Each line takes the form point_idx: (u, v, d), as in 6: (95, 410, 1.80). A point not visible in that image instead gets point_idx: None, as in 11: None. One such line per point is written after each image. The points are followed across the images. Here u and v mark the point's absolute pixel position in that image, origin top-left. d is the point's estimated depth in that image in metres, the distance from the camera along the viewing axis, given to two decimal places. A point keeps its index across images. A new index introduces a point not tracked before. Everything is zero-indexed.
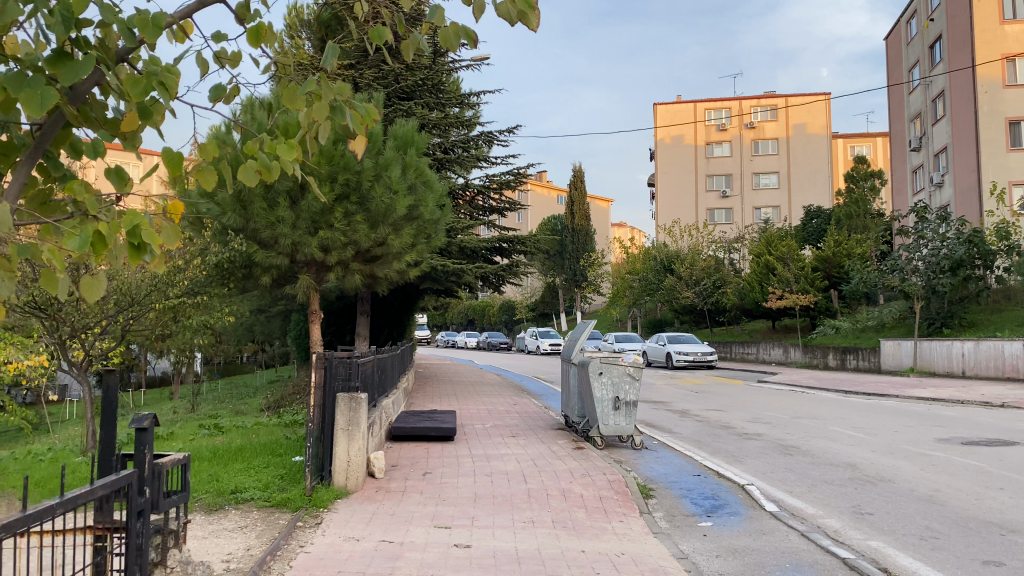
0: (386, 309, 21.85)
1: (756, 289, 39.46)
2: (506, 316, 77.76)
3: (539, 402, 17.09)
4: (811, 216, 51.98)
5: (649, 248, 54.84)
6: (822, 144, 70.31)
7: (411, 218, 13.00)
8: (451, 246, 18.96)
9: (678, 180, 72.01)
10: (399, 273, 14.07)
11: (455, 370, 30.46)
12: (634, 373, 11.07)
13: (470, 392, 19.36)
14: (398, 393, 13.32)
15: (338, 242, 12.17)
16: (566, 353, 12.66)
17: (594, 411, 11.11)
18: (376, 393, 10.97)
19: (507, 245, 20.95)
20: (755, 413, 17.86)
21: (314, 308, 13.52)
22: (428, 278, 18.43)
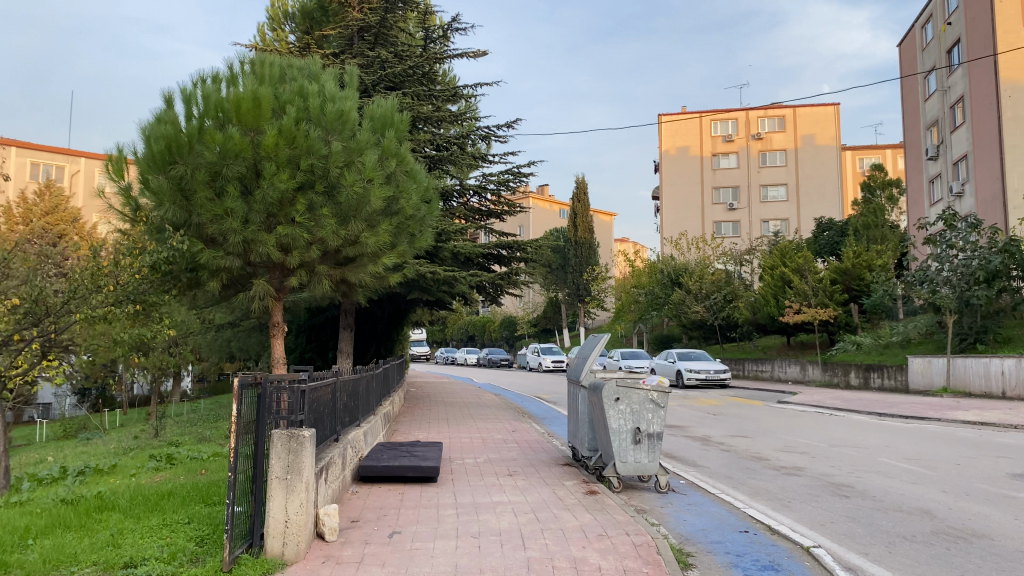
0: (371, 324, 19.93)
1: (771, 304, 37.45)
2: (508, 332, 75.81)
3: (541, 428, 15.03)
4: (822, 229, 50.02)
5: (655, 261, 52.96)
6: (831, 155, 68.47)
7: (390, 213, 11.05)
8: (441, 251, 17.01)
9: (684, 192, 70.21)
10: (378, 278, 12.09)
11: (451, 389, 28.51)
12: (659, 399, 9.06)
13: (465, 416, 17.32)
14: (374, 421, 11.33)
15: (301, 240, 10.19)
16: (574, 375, 10.62)
17: (609, 446, 9.08)
18: (340, 425, 8.92)
19: (505, 253, 18.94)
20: (786, 440, 15.76)
21: (275, 320, 11.49)
22: (416, 286, 16.49)
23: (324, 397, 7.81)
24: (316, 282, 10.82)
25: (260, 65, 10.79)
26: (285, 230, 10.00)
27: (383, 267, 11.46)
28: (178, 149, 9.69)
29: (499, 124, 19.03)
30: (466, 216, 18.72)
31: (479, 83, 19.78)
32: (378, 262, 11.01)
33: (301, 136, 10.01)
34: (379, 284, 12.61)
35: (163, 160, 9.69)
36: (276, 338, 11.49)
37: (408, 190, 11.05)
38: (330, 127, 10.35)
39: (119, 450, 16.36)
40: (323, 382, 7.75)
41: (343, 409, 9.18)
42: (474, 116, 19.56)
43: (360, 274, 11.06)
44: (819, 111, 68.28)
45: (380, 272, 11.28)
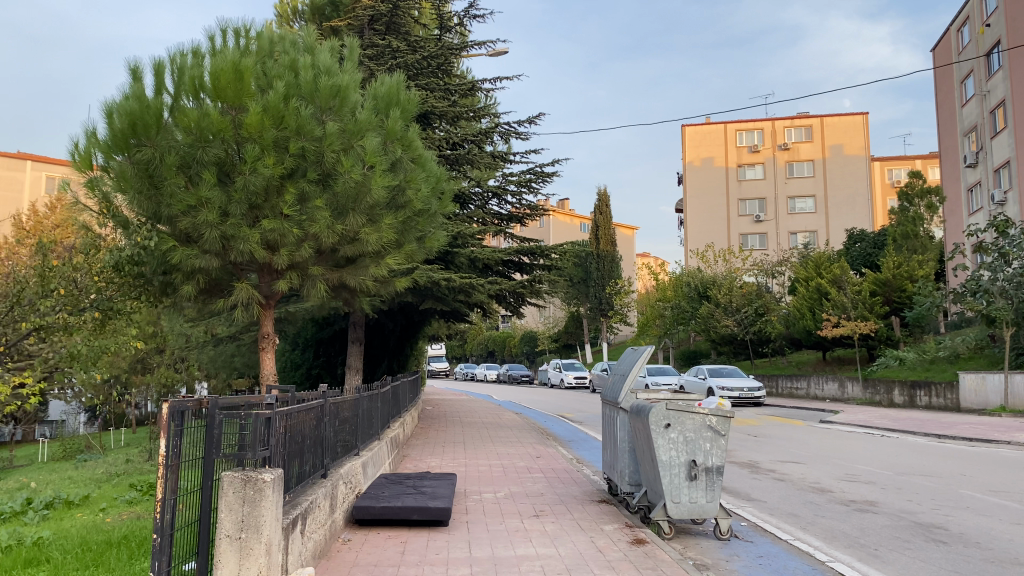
0: (382, 337, 18.50)
1: (808, 317, 35.50)
2: (528, 347, 74.05)
3: (569, 454, 13.40)
4: (854, 240, 48.03)
5: (681, 274, 51.15)
6: (860, 165, 66.49)
7: (396, 208, 9.56)
8: (458, 256, 15.48)
9: (708, 204, 68.34)
10: (384, 283, 10.57)
11: (470, 406, 26.94)
12: (718, 426, 7.49)
13: (484, 437, 15.73)
14: (377, 448, 9.76)
15: (290, 238, 8.68)
16: (611, 396, 9.03)
17: (658, 482, 7.49)
18: (329, 457, 7.35)
19: (527, 260, 17.40)
20: (845, 467, 14.00)
21: (265, 331, 9.98)
22: (430, 295, 14.98)
23: (301, 423, 6.35)
24: (308, 288, 9.29)
25: (248, 38, 9.35)
26: (271, 226, 8.49)
27: (389, 271, 9.96)
28: (145, 130, 8.22)
29: (520, 120, 17.55)
30: (484, 217, 17.21)
31: (499, 77, 18.34)
32: (382, 263, 9.47)
33: (291, 114, 8.53)
34: (383, 291, 11.13)
35: (127, 141, 8.21)
36: (265, 353, 9.98)
37: (417, 180, 9.55)
38: (324, 106, 8.89)
39: (104, 476, 14.91)
40: (298, 406, 6.28)
41: (335, 428, 7.73)
42: (494, 112, 18.11)
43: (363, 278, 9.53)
44: (848, 120, 66.38)
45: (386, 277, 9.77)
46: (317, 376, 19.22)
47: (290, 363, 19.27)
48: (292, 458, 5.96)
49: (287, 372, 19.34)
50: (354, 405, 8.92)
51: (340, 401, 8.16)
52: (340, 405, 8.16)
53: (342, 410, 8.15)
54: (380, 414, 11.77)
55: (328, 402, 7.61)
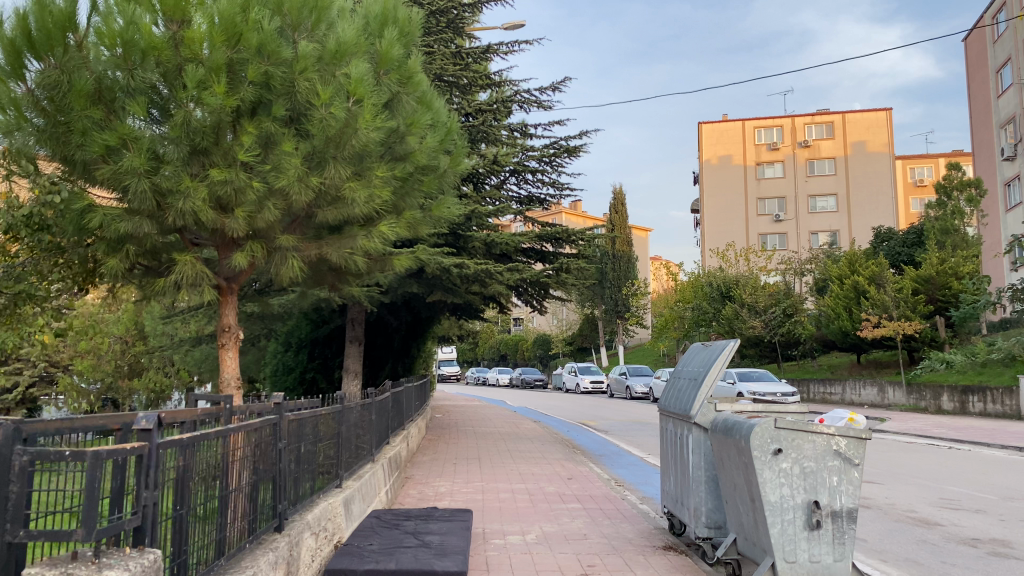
0: (386, 336, 16.33)
1: (844, 317, 33.12)
2: (541, 351, 71.79)
3: (606, 476, 11.12)
4: (883, 238, 45.63)
5: (701, 275, 48.73)
6: (884, 163, 63.99)
7: (393, 161, 7.35)
8: (472, 242, 13.27)
9: (727, 202, 65.83)
10: (379, 262, 8.32)
11: (484, 414, 24.75)
12: (848, 451, 5.24)
13: (502, 452, 13.51)
14: (369, 476, 7.51)
15: (249, 198, 6.43)
16: (683, 405, 6.74)
17: (766, 532, 5.20)
18: (290, 499, 5.12)
19: (550, 248, 15.13)
20: (934, 489, 11.69)
21: (228, 324, 7.75)
22: (439, 285, 12.78)
23: (231, 453, 4.19)
24: (275, 266, 7.04)
25: None
26: (221, 179, 6.27)
27: (385, 246, 7.72)
28: (50, 44, 5.97)
29: (542, 87, 15.31)
30: (500, 196, 14.94)
31: (517, 41, 16.09)
32: (377, 234, 7.20)
33: (251, 30, 6.28)
34: (377, 273, 8.89)
35: (24, 60, 5.94)
36: (226, 353, 7.76)
37: (421, 123, 7.33)
38: (297, 22, 6.70)
39: None
40: (231, 428, 4.13)
41: (302, 468, 5.53)
42: (512, 81, 15.89)
43: (350, 252, 7.23)
44: (870, 115, 63.96)
45: (380, 253, 7.53)
46: (312, 381, 16.92)
47: (282, 366, 16.81)
48: (211, 509, 3.85)
49: (277, 377, 16.81)
50: (337, 429, 6.75)
51: (315, 430, 6.00)
52: (314, 437, 5.95)
53: (315, 443, 5.96)
54: (377, 427, 9.59)
55: (296, 435, 5.44)
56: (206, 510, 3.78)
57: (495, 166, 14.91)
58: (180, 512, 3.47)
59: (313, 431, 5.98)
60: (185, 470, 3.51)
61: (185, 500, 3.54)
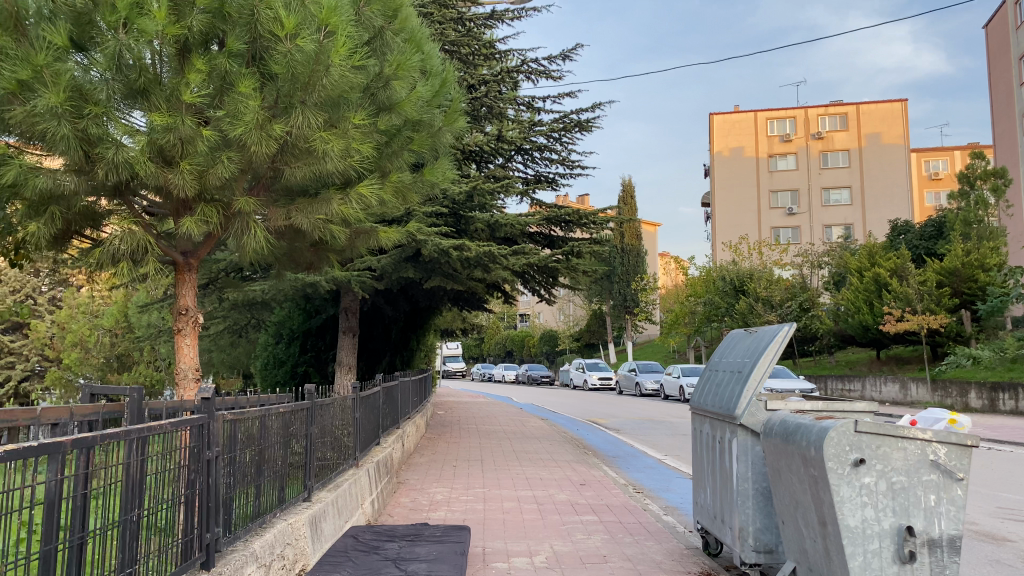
0: (383, 327, 15.21)
1: (864, 311, 31.81)
2: (548, 346, 70.64)
3: (622, 481, 9.96)
4: (900, 231, 44.24)
5: (712, 268, 47.41)
6: (899, 155, 62.40)
7: (377, 112, 6.27)
8: (474, 222, 12.09)
9: (739, 195, 64.45)
10: (360, 235, 7.15)
11: (489, 410, 23.62)
12: (947, 463, 4.06)
13: (507, 452, 12.39)
14: (350, 486, 6.37)
15: (199, 148, 5.32)
16: (726, 403, 5.57)
17: (841, 565, 4.06)
18: (228, 520, 3.99)
19: (560, 232, 13.97)
20: (987, 497, 10.50)
21: (187, 307, 6.63)
22: (438, 269, 11.61)
23: (140, 471, 3.11)
24: (235, 232, 5.93)
25: None
26: (164, 124, 5.16)
27: (367, 214, 6.58)
28: None
29: (551, 57, 14.12)
30: (506, 174, 13.72)
31: (525, 7, 14.89)
32: (356, 196, 6.06)
33: None
34: (361, 250, 7.76)
35: None
36: (182, 342, 6.57)
37: (408, 66, 6.22)
38: None
39: None
40: (135, 430, 3.06)
41: (250, 482, 4.44)
42: (519, 51, 14.72)
43: (323, 219, 6.07)
44: (886, 106, 62.46)
45: (360, 221, 6.40)
46: (304, 375, 15.78)
47: (273, 359, 15.76)
48: (107, 541, 2.87)
49: (268, 371, 15.79)
50: (304, 435, 5.62)
51: (268, 439, 4.87)
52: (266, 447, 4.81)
53: (267, 454, 4.83)
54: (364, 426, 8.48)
55: (242, 443, 4.34)
56: (101, 541, 2.81)
57: (502, 141, 13.75)
58: (48, 546, 2.51)
59: (266, 439, 4.84)
60: (53, 496, 2.52)
61: (61, 536, 2.58)
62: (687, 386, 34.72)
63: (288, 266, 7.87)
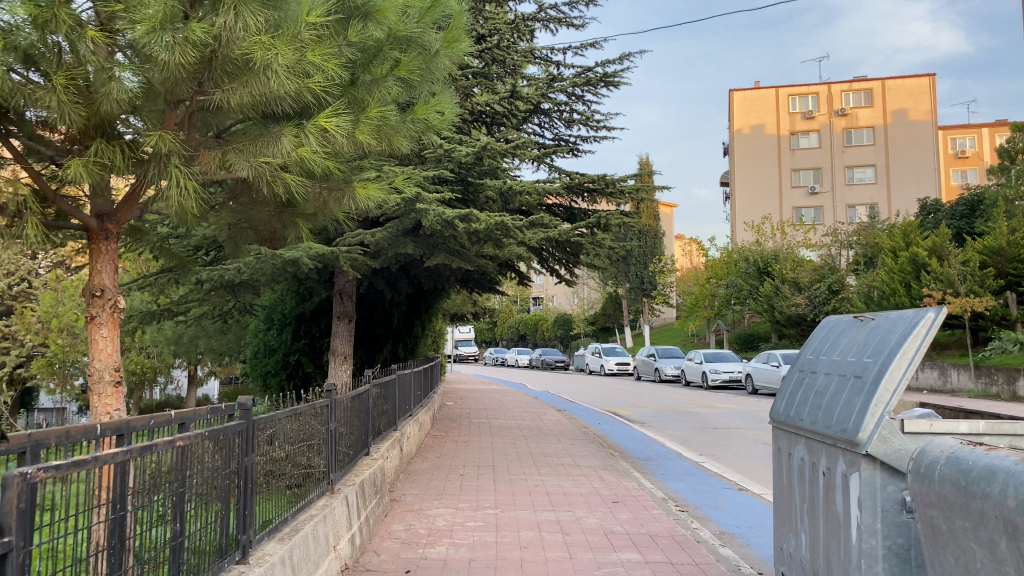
0: (383, 311, 13.64)
1: (900, 294, 29.96)
2: (563, 331, 69.08)
3: (660, 497, 8.35)
4: (930, 210, 42.22)
5: (733, 250, 45.50)
6: (926, 132, 59.91)
7: (344, 23, 4.91)
8: (483, 191, 10.44)
9: (759, 174, 62.38)
10: (331, 190, 5.48)
11: (502, 400, 22.08)
12: None
13: (523, 455, 10.80)
14: (315, 524, 4.78)
15: (82, 58, 4.23)
16: (837, 421, 3.94)
17: None
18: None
19: (582, 204, 12.23)
20: None
21: (102, 287, 5.03)
22: (443, 247, 9.95)
23: None
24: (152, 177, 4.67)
25: None
26: (36, 21, 4.04)
27: (336, 157, 5.01)
28: None
29: (571, 2, 12.39)
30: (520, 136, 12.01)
31: None
32: (312, 128, 4.52)
33: None
34: (341, 214, 6.12)
35: None
36: (97, 332, 4.99)
37: None
38: None
39: None
40: None
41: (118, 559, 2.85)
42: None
43: (267, 164, 4.55)
44: (913, 81, 60.02)
45: (326, 168, 4.84)
46: (298, 365, 14.26)
47: (264, 346, 14.23)
48: None
49: (258, 360, 14.27)
50: (243, 469, 4.01)
51: (178, 483, 3.30)
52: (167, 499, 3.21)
53: (175, 504, 3.27)
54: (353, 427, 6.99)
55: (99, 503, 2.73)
56: None
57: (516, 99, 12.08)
58: None
59: (171, 484, 3.25)
60: None
61: None
62: (710, 372, 33.10)
63: (239, 232, 6.29)
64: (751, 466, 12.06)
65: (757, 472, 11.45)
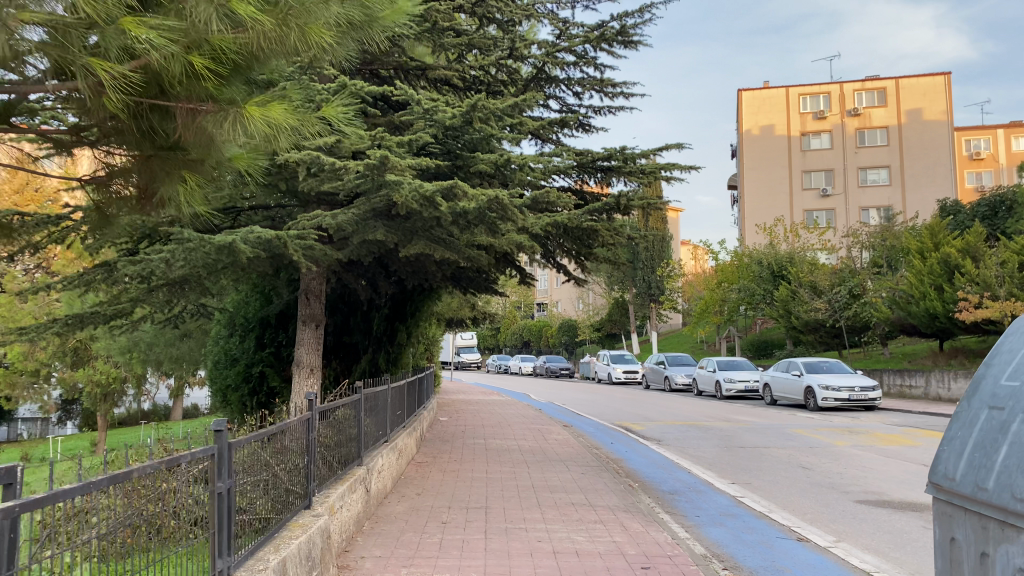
0: (359, 312, 11.85)
1: (931, 298, 27.93)
2: (567, 337, 66.91)
3: (704, 559, 6.31)
4: (951, 210, 40.27)
5: (745, 252, 43.44)
6: (942, 132, 57.76)
7: None
8: (474, 166, 8.37)
9: (769, 175, 60.34)
10: (212, 113, 4.38)
11: (502, 413, 20.03)
12: None
13: (523, 490, 8.76)
14: None
15: None
16: None
17: None
18: None
19: (595, 185, 10.19)
20: None
21: None
22: (421, 231, 7.92)
23: None
24: None
25: None
26: None
27: (205, 50, 4.02)
28: None
29: None
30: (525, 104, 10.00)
31: None
32: None
33: None
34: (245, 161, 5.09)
35: None
36: None
37: None
38: None
39: None
40: None
41: None
42: None
43: (59, 34, 3.60)
44: (927, 80, 57.90)
45: (181, 62, 3.90)
46: (261, 378, 12.23)
47: (225, 356, 12.30)
48: None
49: (218, 371, 12.36)
50: None
51: None
52: None
53: None
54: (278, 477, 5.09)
55: None
56: None
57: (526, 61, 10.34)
58: None
59: None
60: None
61: None
62: (724, 382, 31.12)
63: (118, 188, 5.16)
64: (796, 500, 10.09)
65: (805, 509, 9.49)
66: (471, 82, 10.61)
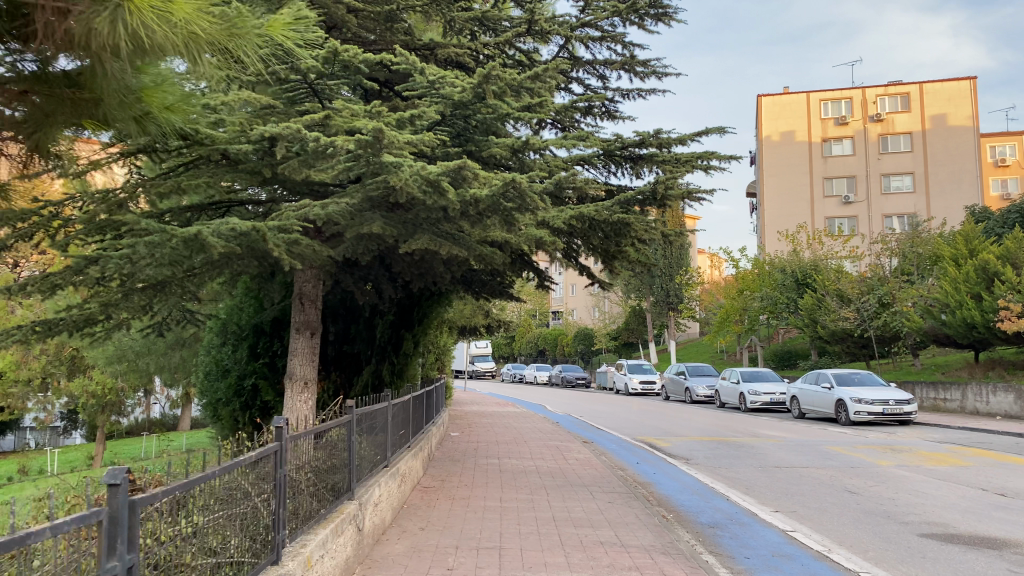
0: (360, 317, 10.98)
1: (969, 307, 26.50)
2: (583, 346, 65.66)
3: None
4: (982, 217, 38.75)
5: (767, 259, 42.04)
6: (968, 138, 56.11)
7: None
8: (490, 148, 7.25)
9: (790, 183, 58.94)
10: (88, 11, 3.67)
11: (516, 427, 18.90)
12: None
13: (542, 524, 7.63)
14: None
15: None
16: None
17: None
18: None
19: (625, 174, 8.97)
20: None
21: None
22: (423, 223, 6.86)
23: None
24: None
25: None
26: None
27: None
28: None
29: None
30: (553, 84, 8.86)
31: None
32: None
33: None
34: (162, 110, 4.45)
35: None
36: None
37: None
38: None
39: None
40: None
41: None
42: None
43: None
44: (953, 84, 56.29)
45: None
46: (254, 392, 11.15)
47: (216, 366, 11.32)
48: None
49: (209, 383, 11.38)
50: None
51: None
52: None
53: None
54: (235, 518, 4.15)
55: None
56: None
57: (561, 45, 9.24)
58: None
59: None
60: None
61: None
62: (748, 394, 29.80)
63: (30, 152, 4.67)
64: (852, 534, 8.84)
65: (867, 545, 8.23)
66: (484, 57, 9.52)
